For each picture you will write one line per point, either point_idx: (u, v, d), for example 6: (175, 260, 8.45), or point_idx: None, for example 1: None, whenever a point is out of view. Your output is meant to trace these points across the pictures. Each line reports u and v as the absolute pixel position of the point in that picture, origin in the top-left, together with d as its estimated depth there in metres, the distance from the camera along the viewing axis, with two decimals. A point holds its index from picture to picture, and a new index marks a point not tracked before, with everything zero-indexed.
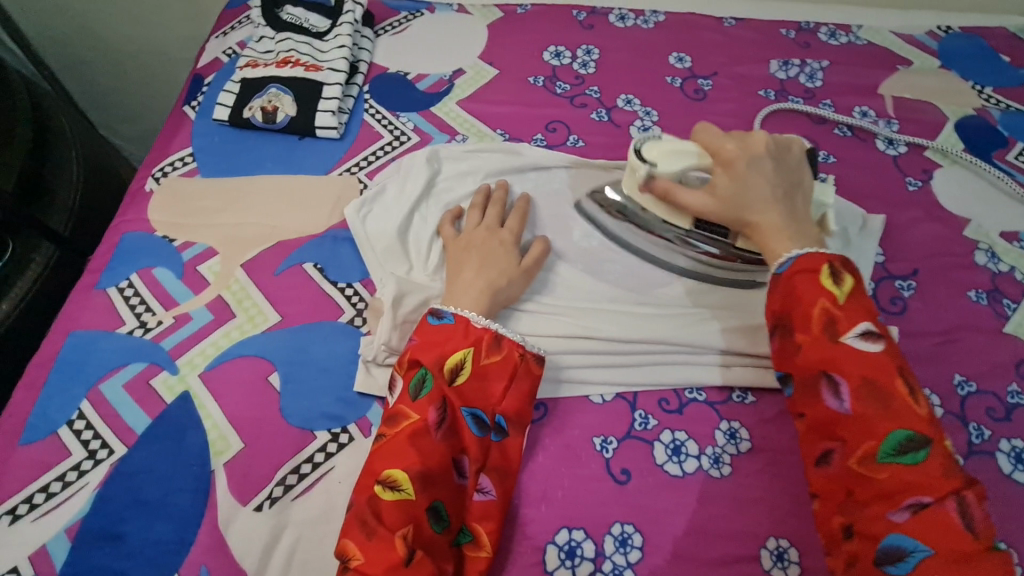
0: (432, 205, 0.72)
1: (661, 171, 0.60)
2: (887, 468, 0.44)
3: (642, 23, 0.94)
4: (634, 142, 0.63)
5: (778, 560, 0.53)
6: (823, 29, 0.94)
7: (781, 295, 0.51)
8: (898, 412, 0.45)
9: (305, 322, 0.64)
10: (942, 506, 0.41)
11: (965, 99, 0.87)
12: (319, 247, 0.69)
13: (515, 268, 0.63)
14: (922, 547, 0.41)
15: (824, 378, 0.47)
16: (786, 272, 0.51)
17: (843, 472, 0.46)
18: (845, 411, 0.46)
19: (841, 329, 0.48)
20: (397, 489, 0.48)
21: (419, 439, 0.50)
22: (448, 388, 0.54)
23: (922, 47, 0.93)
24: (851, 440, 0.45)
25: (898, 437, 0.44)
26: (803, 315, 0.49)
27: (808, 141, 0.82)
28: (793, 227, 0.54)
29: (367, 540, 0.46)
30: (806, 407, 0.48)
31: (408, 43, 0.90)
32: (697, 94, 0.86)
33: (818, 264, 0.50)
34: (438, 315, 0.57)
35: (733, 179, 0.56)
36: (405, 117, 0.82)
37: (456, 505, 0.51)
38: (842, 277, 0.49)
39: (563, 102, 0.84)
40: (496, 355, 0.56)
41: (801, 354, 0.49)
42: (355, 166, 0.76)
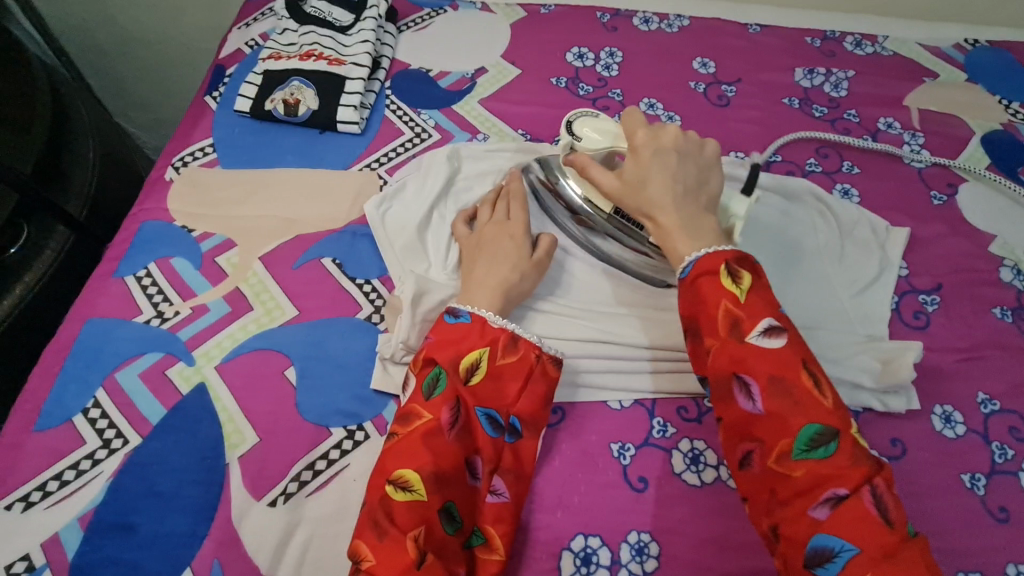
0: (451, 203, 0.71)
1: (583, 146, 0.63)
2: (802, 466, 0.42)
3: (666, 27, 0.93)
4: (569, 116, 0.66)
5: None
6: (849, 38, 0.93)
7: (688, 297, 0.49)
8: (804, 405, 0.44)
9: (323, 317, 0.63)
10: (859, 498, 0.41)
11: (991, 113, 0.86)
12: (339, 241, 0.69)
13: (532, 270, 0.62)
14: (848, 545, 0.40)
15: (735, 378, 0.46)
16: (691, 273, 0.49)
17: (763, 474, 0.44)
18: (758, 411, 0.44)
19: (745, 328, 0.46)
20: (409, 490, 0.48)
21: (432, 439, 0.50)
22: (462, 388, 0.53)
23: (948, 60, 0.92)
24: (767, 439, 0.44)
25: (810, 432, 0.43)
26: (707, 316, 0.48)
27: (831, 152, 0.81)
28: (691, 226, 0.52)
29: (378, 540, 0.46)
30: (721, 409, 0.47)
31: (431, 40, 0.89)
32: (720, 100, 0.86)
33: (717, 263, 0.49)
34: (453, 314, 0.57)
35: (638, 166, 0.56)
36: (426, 114, 0.81)
37: (469, 507, 0.51)
38: (740, 276, 0.48)
39: (586, 104, 0.84)
40: (512, 356, 0.56)
41: (712, 358, 0.47)
42: (376, 162, 0.76)
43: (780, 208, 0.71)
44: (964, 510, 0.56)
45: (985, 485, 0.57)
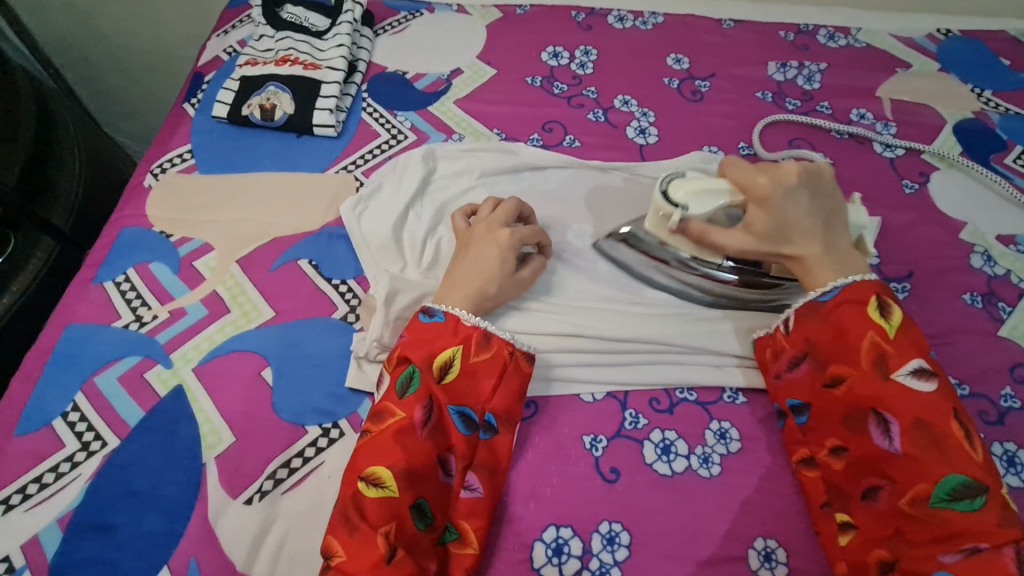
0: (427, 203, 0.72)
1: (694, 214, 0.56)
2: (940, 511, 0.45)
3: (640, 25, 0.94)
4: (657, 183, 0.58)
5: (765, 560, 0.53)
6: (822, 31, 0.94)
7: (828, 329, 0.54)
8: (952, 454, 0.46)
9: (298, 318, 0.64)
10: (998, 553, 0.43)
11: (964, 102, 0.87)
12: (315, 243, 0.69)
13: (512, 270, 0.61)
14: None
15: (873, 414, 0.50)
16: (831, 303, 0.54)
17: (892, 510, 0.48)
18: (895, 450, 0.48)
19: (892, 365, 0.50)
20: (382, 487, 0.48)
21: (404, 437, 0.51)
22: (435, 386, 0.54)
23: (921, 50, 0.93)
24: (902, 479, 0.47)
25: (953, 482, 0.45)
26: (852, 349, 0.52)
27: (803, 144, 0.82)
28: (832, 256, 0.55)
29: (349, 536, 0.47)
30: (854, 441, 0.51)
31: (407, 43, 0.90)
32: (694, 95, 0.87)
33: (866, 296, 0.53)
34: (427, 313, 0.58)
35: (769, 216, 0.54)
36: (402, 116, 0.82)
37: (440, 503, 0.51)
38: (889, 311, 0.52)
39: (561, 102, 0.85)
40: (485, 353, 0.56)
41: (851, 388, 0.51)
42: (351, 164, 0.77)
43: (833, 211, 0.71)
44: None
45: None
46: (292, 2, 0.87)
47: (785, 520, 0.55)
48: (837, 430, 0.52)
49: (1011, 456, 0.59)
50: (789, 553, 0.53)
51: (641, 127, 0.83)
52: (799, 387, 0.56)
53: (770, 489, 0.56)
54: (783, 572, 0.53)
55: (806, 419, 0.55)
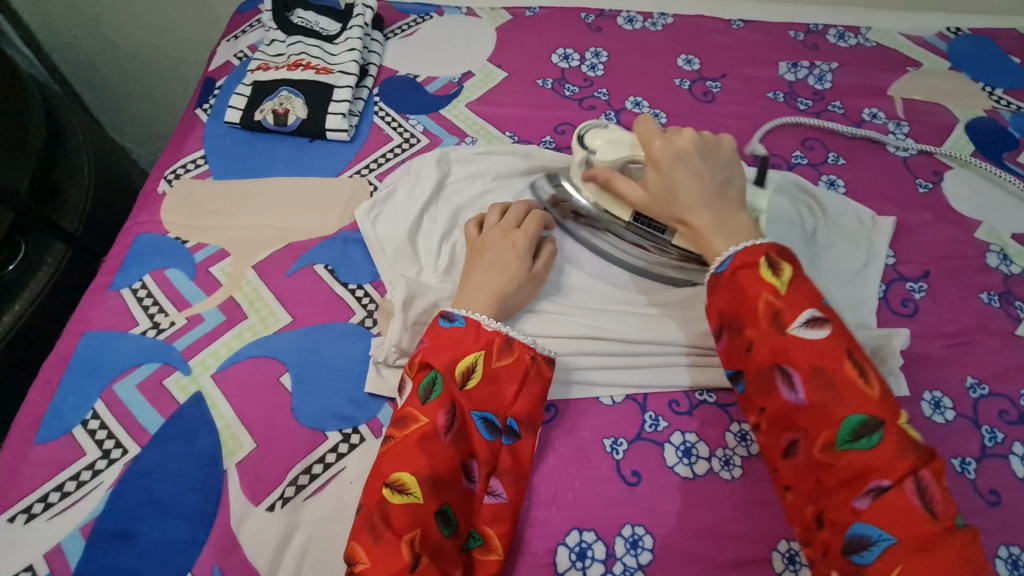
0: (442, 206, 0.73)
1: (599, 159, 0.65)
2: (846, 456, 0.45)
3: (650, 26, 0.94)
4: (579, 129, 0.68)
5: (789, 562, 0.53)
6: (832, 31, 0.94)
7: (728, 291, 0.52)
8: (848, 397, 0.46)
9: (316, 323, 0.64)
10: (902, 488, 0.43)
11: (976, 100, 0.87)
12: (331, 248, 0.69)
13: (526, 274, 0.62)
14: (886, 536, 0.42)
15: (778, 370, 0.49)
16: (730, 269, 0.52)
17: (808, 463, 0.47)
18: (800, 402, 0.47)
19: (786, 319, 0.49)
20: (405, 493, 0.48)
21: (428, 443, 0.50)
22: (458, 392, 0.54)
23: (931, 49, 0.93)
24: (811, 430, 0.47)
25: (852, 423, 0.45)
26: (749, 309, 0.51)
27: (817, 144, 0.82)
28: (725, 224, 0.55)
29: (374, 542, 0.46)
30: (764, 400, 0.50)
31: (418, 46, 0.90)
32: (705, 96, 0.87)
33: (756, 256, 0.51)
34: (448, 318, 0.57)
35: (661, 175, 0.58)
36: (414, 119, 0.82)
37: (464, 509, 0.51)
38: (780, 267, 0.51)
39: (572, 104, 0.85)
40: (508, 358, 0.56)
41: (754, 349, 0.50)
42: (365, 169, 0.77)
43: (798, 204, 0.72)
44: (956, 495, 0.56)
45: (975, 469, 0.58)
46: (302, 7, 0.87)
47: None
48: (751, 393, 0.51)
49: None
50: None
51: None
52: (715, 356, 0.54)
53: None
54: None
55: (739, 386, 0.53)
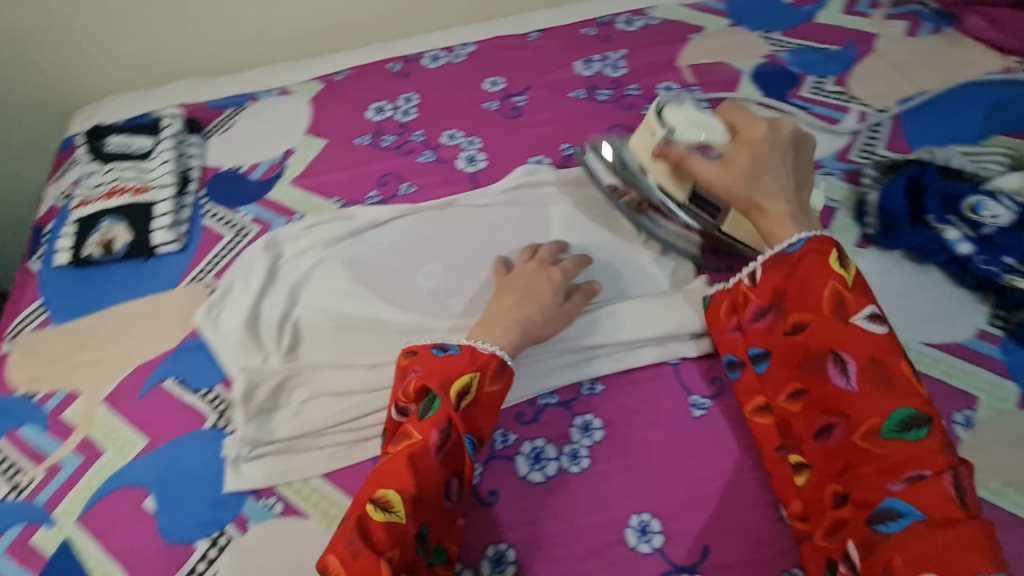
0: (278, 288, 0.75)
1: (679, 137, 0.65)
2: (890, 443, 0.48)
3: (453, 59, 0.99)
4: (658, 105, 0.68)
5: (642, 534, 0.56)
6: (620, 19, 1.00)
7: (790, 277, 0.56)
8: (902, 392, 0.49)
9: (170, 439, 0.66)
10: (940, 479, 0.45)
11: (757, 49, 0.93)
12: (177, 360, 0.71)
13: (555, 308, 0.65)
14: (915, 513, 0.45)
15: (832, 355, 0.52)
16: (795, 255, 0.56)
17: (847, 446, 0.50)
18: (852, 388, 0.51)
19: (850, 310, 0.53)
20: (389, 511, 0.50)
21: (417, 459, 0.52)
22: (454, 412, 0.55)
23: (711, 12, 0.99)
24: (855, 416, 0.50)
25: (901, 415, 0.48)
26: (812, 295, 0.54)
27: (621, 129, 0.87)
28: (798, 218, 0.59)
29: (352, 558, 0.47)
30: (812, 384, 0.54)
31: (235, 136, 0.93)
32: (513, 111, 0.91)
33: (825, 247, 0.55)
34: (441, 348, 0.60)
35: (750, 158, 0.60)
36: (243, 210, 0.84)
37: (439, 527, 0.53)
38: (847, 263, 0.54)
39: (391, 153, 0.88)
40: (498, 384, 0.59)
41: (811, 332, 0.54)
42: (202, 272, 0.79)
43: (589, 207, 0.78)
44: None
45: None
46: (114, 132, 0.89)
47: (654, 492, 0.58)
48: (801, 375, 0.55)
49: None
50: (662, 521, 0.57)
51: (470, 155, 0.87)
52: (758, 334, 0.59)
53: (636, 466, 0.60)
54: (660, 541, 0.56)
55: (768, 365, 0.58)
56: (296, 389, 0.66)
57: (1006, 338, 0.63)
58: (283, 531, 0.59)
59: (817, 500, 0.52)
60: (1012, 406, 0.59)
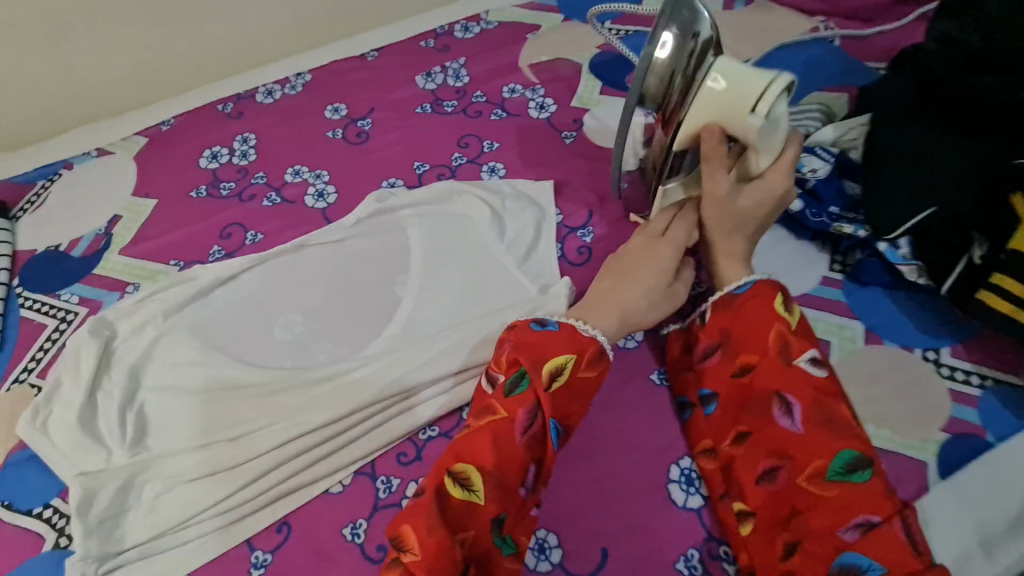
0: (115, 374, 0.66)
1: (750, 134, 0.54)
2: (835, 486, 0.46)
3: (289, 91, 0.93)
4: (781, 77, 0.52)
5: (540, 552, 0.54)
6: (457, 27, 0.99)
7: (738, 317, 0.55)
8: (845, 433, 0.48)
9: (5, 575, 0.57)
10: (891, 526, 0.44)
11: (591, 40, 0.94)
12: (3, 481, 0.62)
13: (662, 288, 0.60)
14: (875, 565, 0.43)
15: (777, 396, 0.51)
16: (740, 297, 0.56)
17: (790, 490, 0.48)
18: (797, 430, 0.49)
19: (794, 351, 0.51)
20: (468, 489, 0.48)
21: (501, 441, 0.49)
22: (544, 393, 0.51)
23: (544, 9, 1.00)
24: (801, 457, 0.48)
25: (846, 457, 0.47)
26: (759, 337, 0.53)
27: (471, 138, 0.85)
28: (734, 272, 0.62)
29: (430, 532, 0.45)
30: (758, 425, 0.51)
31: (51, 211, 0.83)
32: (359, 137, 0.87)
33: (772, 291, 0.54)
34: (540, 322, 0.56)
35: (752, 209, 0.58)
36: (67, 293, 0.75)
37: (518, 517, 0.50)
38: (791, 309, 0.54)
39: (232, 202, 0.81)
40: (592, 372, 0.54)
41: (758, 374, 0.52)
42: (24, 372, 0.69)
43: (446, 220, 0.76)
44: (657, 409, 0.62)
45: None
46: None
47: (546, 506, 0.57)
48: (748, 414, 0.52)
49: None
50: (558, 534, 0.55)
51: (318, 190, 0.82)
52: (708, 373, 0.57)
53: None
54: (558, 555, 0.54)
55: (715, 407, 0.56)
56: (147, 484, 0.59)
57: (847, 281, 0.67)
58: None
59: (767, 553, 0.49)
60: (859, 344, 0.63)
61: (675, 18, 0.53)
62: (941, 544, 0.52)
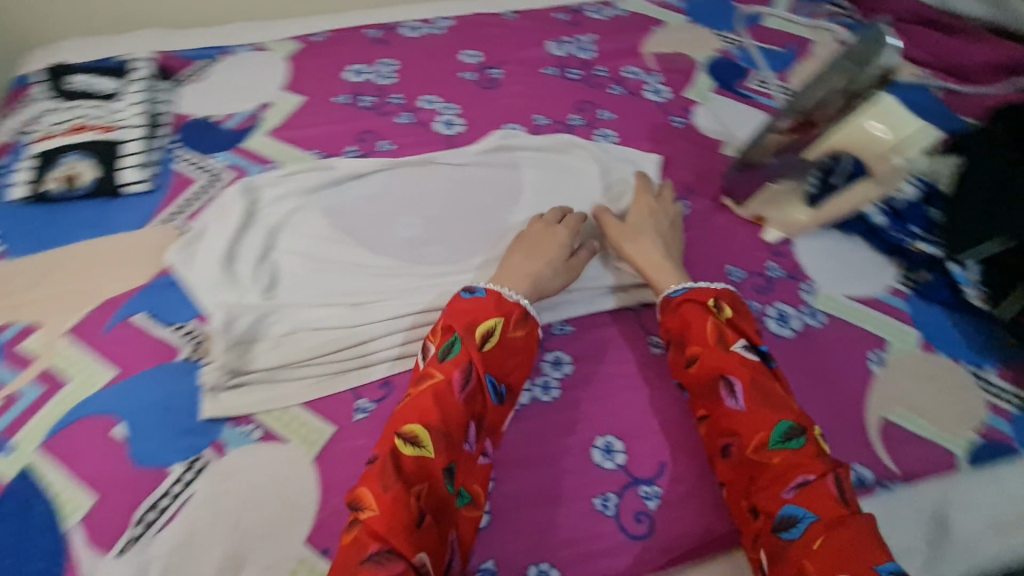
0: (255, 231, 0.75)
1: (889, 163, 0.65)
2: (777, 454, 0.53)
3: (432, 31, 1.02)
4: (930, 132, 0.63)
5: (607, 453, 0.62)
6: (589, 8, 1.08)
7: (677, 320, 0.64)
8: (779, 407, 0.55)
9: (142, 370, 0.65)
10: (822, 481, 0.51)
11: (711, 44, 1.03)
12: (147, 296, 0.70)
13: (561, 261, 0.69)
14: (808, 513, 0.49)
15: (723, 380, 0.58)
16: (678, 299, 0.65)
17: (743, 463, 0.55)
18: (741, 408, 0.56)
19: (729, 340, 0.60)
20: (418, 445, 0.52)
21: (443, 400, 0.55)
22: (475, 353, 0.58)
23: (671, 9, 1.09)
24: (747, 432, 0.55)
25: (783, 427, 0.54)
26: (699, 329, 0.62)
27: (589, 104, 0.94)
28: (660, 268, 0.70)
29: (385, 488, 0.49)
30: (710, 409, 0.59)
31: (209, 87, 0.92)
32: (489, 83, 0.96)
33: (707, 297, 0.64)
34: (469, 291, 0.63)
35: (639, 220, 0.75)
36: (217, 157, 0.84)
37: (467, 472, 0.54)
38: (722, 308, 0.63)
39: (370, 113, 0.90)
40: (522, 329, 0.62)
41: (702, 362, 0.60)
42: (172, 214, 0.78)
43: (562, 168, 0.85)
44: None
45: None
46: (75, 74, 0.87)
47: (619, 418, 0.64)
48: (699, 399, 0.60)
49: (781, 314, 0.71)
50: (625, 442, 0.63)
51: (447, 120, 0.91)
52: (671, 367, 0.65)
53: (602, 398, 0.65)
54: (623, 459, 0.62)
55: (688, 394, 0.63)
56: (276, 324, 0.68)
57: (911, 294, 0.74)
58: (262, 456, 0.61)
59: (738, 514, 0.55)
60: (914, 347, 0.70)
61: (852, 55, 0.62)
62: (956, 519, 0.60)
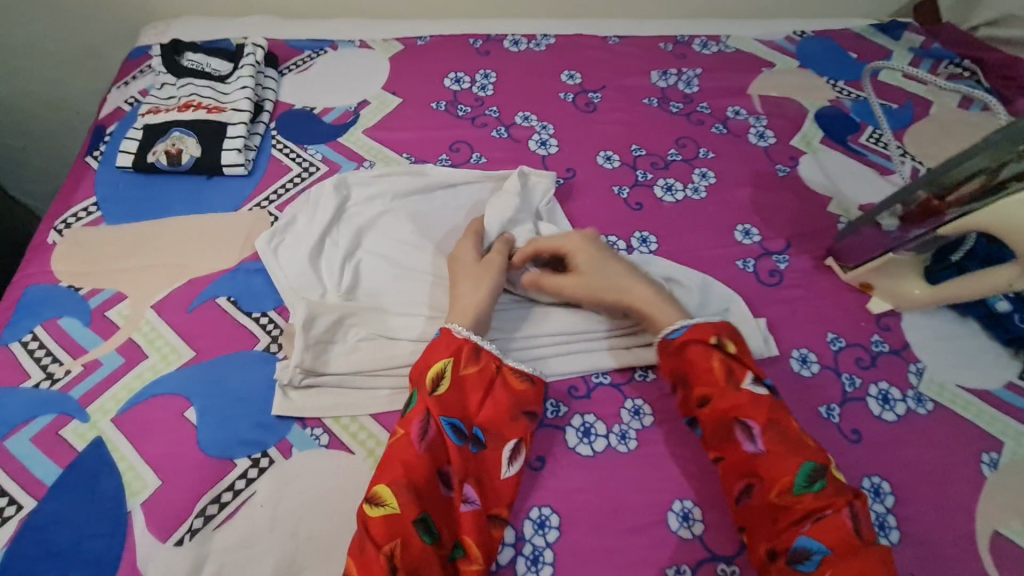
0: (343, 229, 0.75)
1: None
2: (802, 498, 0.51)
3: (534, 47, 1.01)
4: None
5: (684, 519, 0.58)
6: (696, 41, 1.05)
7: (680, 360, 0.60)
8: (798, 446, 0.54)
9: (219, 355, 0.65)
10: (839, 515, 0.50)
11: (822, 93, 0.98)
12: (232, 280, 0.70)
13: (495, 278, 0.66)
14: (821, 548, 0.49)
15: (737, 422, 0.56)
16: (679, 340, 0.61)
17: (762, 504, 0.53)
18: (759, 450, 0.54)
19: (739, 377, 0.58)
20: (382, 505, 0.51)
21: (401, 453, 0.54)
22: (428, 399, 0.56)
23: (782, 51, 1.04)
24: (766, 476, 0.53)
25: (806, 469, 0.52)
26: (706, 368, 0.59)
27: (688, 141, 0.90)
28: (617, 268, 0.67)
29: (358, 553, 0.49)
30: (723, 450, 0.56)
31: (312, 79, 0.93)
32: (588, 106, 0.94)
33: (707, 334, 0.60)
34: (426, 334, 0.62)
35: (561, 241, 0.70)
36: (312, 149, 0.84)
37: (445, 521, 0.54)
38: (726, 345, 0.59)
39: (465, 123, 0.89)
40: (473, 366, 0.60)
41: (714, 403, 0.57)
42: (264, 201, 0.78)
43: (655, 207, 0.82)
44: (823, 439, 0.63)
45: (838, 413, 0.64)
46: (192, 50, 0.89)
47: (699, 483, 0.60)
48: (710, 442, 0.57)
49: (885, 394, 0.66)
50: (704, 510, 0.58)
51: (542, 139, 0.89)
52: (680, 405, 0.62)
53: (683, 457, 0.61)
54: (700, 529, 0.57)
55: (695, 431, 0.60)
56: (354, 327, 0.67)
57: None
58: (326, 463, 0.59)
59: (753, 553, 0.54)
60: None
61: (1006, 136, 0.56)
62: None
